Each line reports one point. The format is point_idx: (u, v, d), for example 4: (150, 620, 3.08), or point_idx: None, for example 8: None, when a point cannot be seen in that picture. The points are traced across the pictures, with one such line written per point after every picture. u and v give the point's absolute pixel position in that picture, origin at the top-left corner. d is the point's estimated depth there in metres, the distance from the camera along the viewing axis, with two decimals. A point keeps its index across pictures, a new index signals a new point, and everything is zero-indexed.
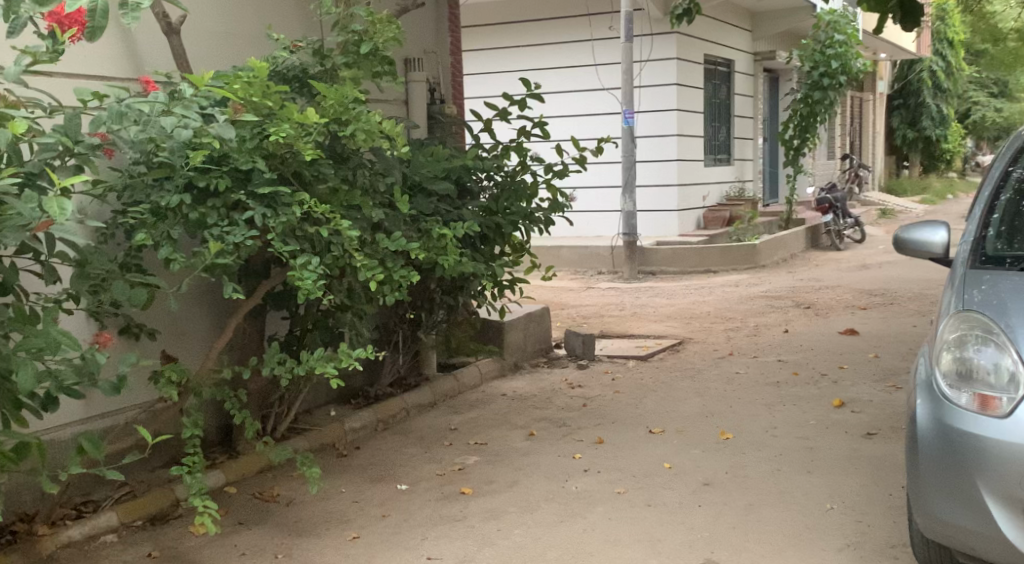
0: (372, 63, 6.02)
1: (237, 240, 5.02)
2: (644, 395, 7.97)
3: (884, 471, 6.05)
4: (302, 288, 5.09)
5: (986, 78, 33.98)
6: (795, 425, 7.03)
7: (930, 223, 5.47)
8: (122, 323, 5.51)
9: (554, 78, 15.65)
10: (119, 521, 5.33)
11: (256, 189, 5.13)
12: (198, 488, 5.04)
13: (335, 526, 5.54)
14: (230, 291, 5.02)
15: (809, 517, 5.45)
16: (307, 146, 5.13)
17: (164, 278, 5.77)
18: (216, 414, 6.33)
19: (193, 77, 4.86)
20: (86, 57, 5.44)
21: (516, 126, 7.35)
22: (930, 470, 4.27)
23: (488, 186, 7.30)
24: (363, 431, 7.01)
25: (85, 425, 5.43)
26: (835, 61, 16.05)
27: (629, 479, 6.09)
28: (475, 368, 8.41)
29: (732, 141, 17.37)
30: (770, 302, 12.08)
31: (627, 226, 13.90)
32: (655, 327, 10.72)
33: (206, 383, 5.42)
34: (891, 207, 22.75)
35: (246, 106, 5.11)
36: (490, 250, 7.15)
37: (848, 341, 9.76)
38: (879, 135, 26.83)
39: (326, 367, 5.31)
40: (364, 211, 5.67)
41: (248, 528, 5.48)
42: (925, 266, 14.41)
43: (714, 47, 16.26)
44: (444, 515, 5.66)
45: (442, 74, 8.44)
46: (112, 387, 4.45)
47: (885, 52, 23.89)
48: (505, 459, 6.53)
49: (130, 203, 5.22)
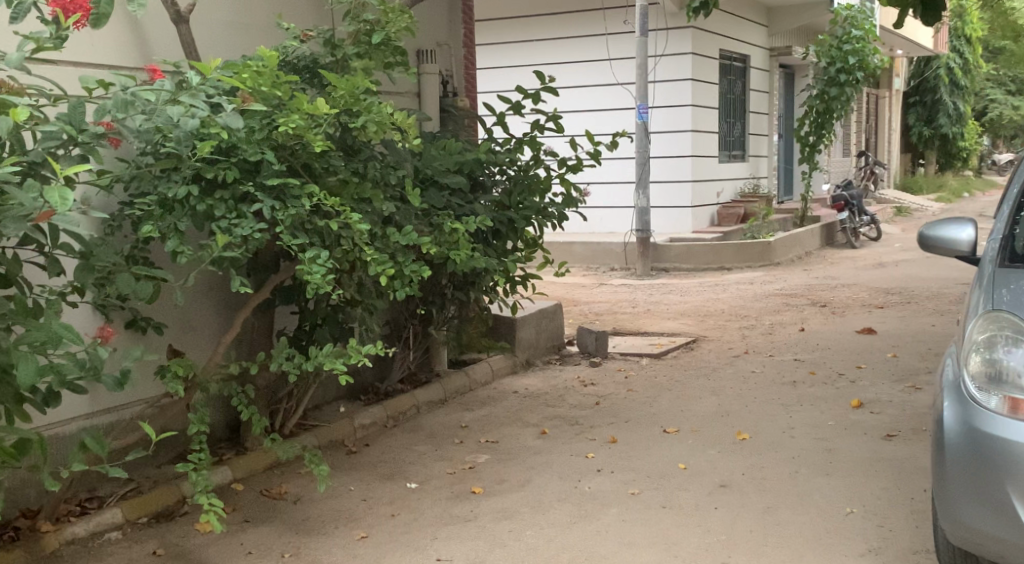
0: (384, 53, 5.90)
1: (245, 232, 4.91)
2: (659, 394, 7.84)
3: (906, 474, 5.91)
4: (311, 283, 4.99)
5: (1003, 76, 33.70)
6: (813, 426, 6.90)
7: (955, 221, 5.33)
8: (128, 317, 5.40)
9: (568, 73, 15.53)
10: (124, 518, 5.22)
11: (264, 181, 5.02)
12: (203, 486, 4.93)
13: (344, 525, 5.44)
14: (238, 284, 4.91)
15: (829, 522, 5.31)
16: (316, 137, 5.02)
17: (170, 271, 5.66)
18: (223, 410, 6.22)
19: (201, 65, 4.77)
20: (93, 45, 5.34)
21: (531, 120, 7.23)
22: (957, 475, 4.14)
23: (500, 180, 7.16)
24: (373, 427, 6.91)
25: (90, 420, 5.34)
26: (852, 57, 15.87)
27: (644, 480, 5.97)
28: (486, 364, 8.30)
29: (747, 137, 17.22)
30: (785, 300, 11.92)
31: (640, 222, 13.78)
32: (668, 325, 10.59)
33: (213, 379, 5.32)
34: (907, 205, 22.53)
35: (255, 96, 5.02)
36: (503, 246, 7.05)
37: (866, 340, 9.61)
38: (895, 133, 26.61)
39: (335, 364, 5.20)
40: (375, 205, 5.57)
41: (254, 526, 5.38)
42: (942, 265, 14.23)
43: (729, 42, 16.09)
44: (455, 515, 5.55)
45: (455, 67, 8.29)
46: (115, 383, 4.32)
47: (902, 48, 23.65)
48: (518, 458, 6.42)
49: (136, 194, 5.11)
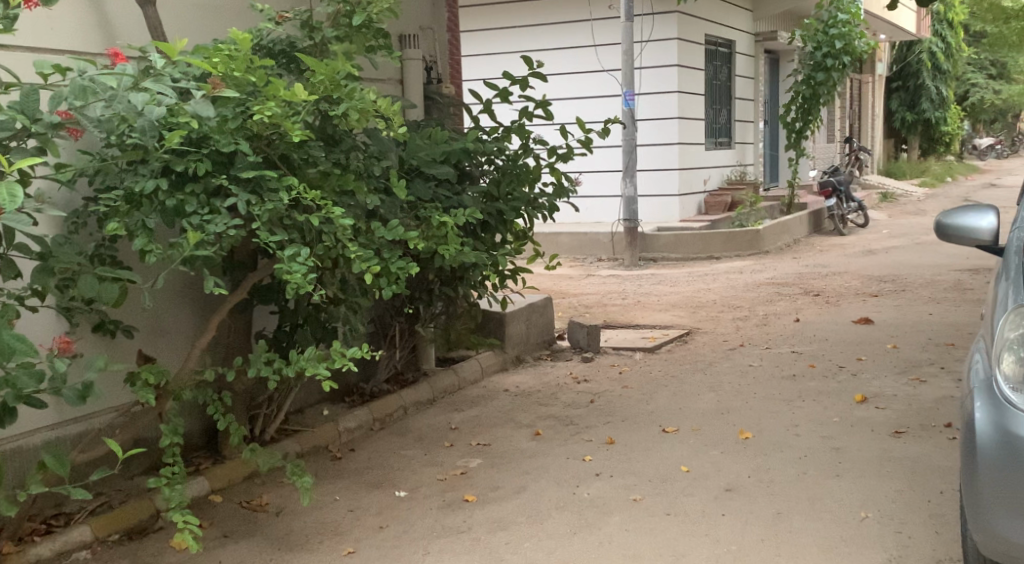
0: (364, 36, 5.55)
1: (219, 229, 4.56)
2: (656, 390, 7.53)
3: (919, 474, 5.63)
4: (291, 282, 4.63)
5: (983, 59, 33.48)
6: (818, 423, 6.60)
7: (976, 209, 5.04)
8: (96, 320, 5.05)
9: (551, 59, 15.22)
10: (93, 535, 4.86)
11: (239, 173, 4.67)
12: (177, 501, 4.59)
13: (330, 539, 5.11)
14: (212, 285, 4.55)
15: (844, 529, 5.02)
16: (294, 126, 4.67)
17: (139, 271, 5.29)
18: (198, 417, 5.88)
19: (166, 48, 4.44)
20: (53, 29, 5.00)
21: (519, 108, 6.85)
22: (992, 484, 3.87)
23: (488, 170, 6.82)
24: (359, 431, 6.58)
25: (55, 431, 4.99)
26: (838, 42, 15.50)
27: (645, 485, 5.65)
28: (475, 362, 7.98)
29: (733, 124, 16.89)
30: (777, 289, 11.63)
31: (627, 211, 13.47)
32: (661, 317, 10.29)
33: (187, 385, 4.95)
34: (893, 190, 22.31)
35: (227, 81, 4.66)
36: (491, 239, 6.72)
37: (863, 331, 9.33)
38: (878, 117, 26.39)
39: (317, 369, 4.84)
40: (357, 197, 5.23)
41: (233, 542, 5.05)
42: (934, 251, 13.97)
43: (714, 27, 15.74)
44: (447, 527, 5.22)
45: (439, 52, 7.97)
46: (76, 395, 3.98)
47: (885, 32, 23.45)
48: (512, 462, 6.10)
49: (102, 188, 4.76)
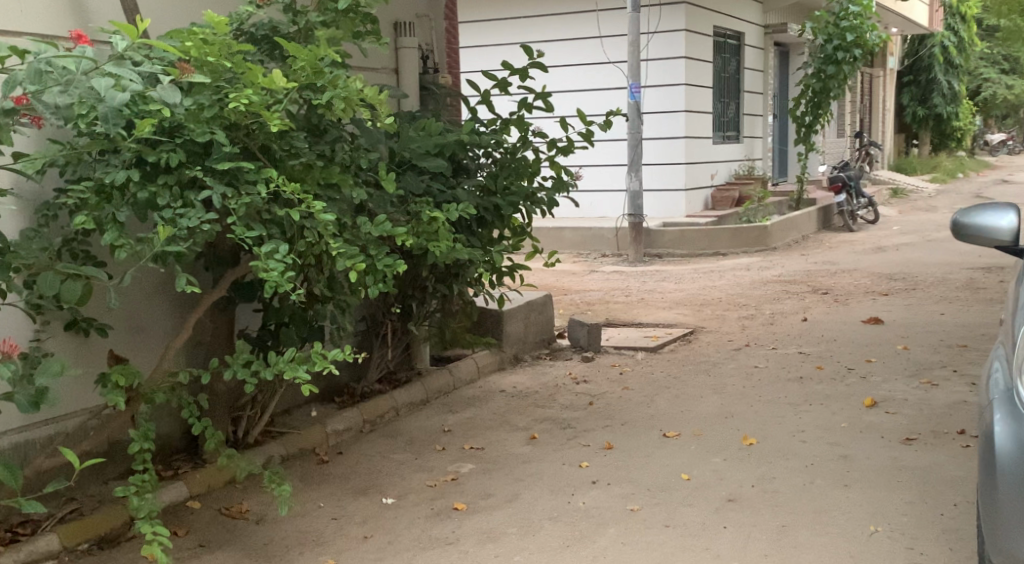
0: (352, 21, 5.26)
1: (191, 223, 4.31)
2: (657, 393, 7.26)
3: (932, 485, 5.37)
4: (268, 281, 4.35)
5: (996, 54, 33.08)
6: (825, 429, 6.34)
7: (996, 207, 4.77)
8: (67, 318, 4.83)
9: (556, 50, 14.93)
10: (61, 544, 4.61)
11: (214, 164, 4.42)
12: (146, 511, 4.36)
13: (310, 550, 4.87)
14: (184, 283, 4.28)
15: (852, 545, 4.76)
16: (273, 115, 4.40)
17: (113, 267, 5.05)
18: (177, 418, 5.65)
19: (131, 30, 4.19)
20: (21, 11, 4.76)
21: (518, 99, 6.54)
22: (1012, 503, 3.61)
23: (485, 164, 6.57)
24: (347, 433, 6.34)
25: (24, 434, 4.78)
26: (850, 34, 15.18)
27: (643, 494, 5.39)
28: (471, 361, 7.72)
29: (742, 118, 16.59)
30: (784, 287, 11.35)
31: (633, 206, 13.19)
32: (665, 314, 10.03)
33: (160, 388, 4.72)
34: (904, 186, 21.98)
35: (200, 67, 4.40)
36: (488, 234, 6.45)
37: (872, 331, 9.05)
38: (889, 112, 26.07)
39: (297, 372, 4.57)
40: (342, 191, 4.97)
41: (209, 552, 4.81)
42: (946, 248, 13.67)
43: (723, 19, 15.45)
44: (434, 538, 4.98)
45: (436, 40, 7.71)
46: (29, 401, 3.91)
47: (897, 26, 23.13)
48: (505, 468, 5.85)
49: (73, 180, 4.53)
